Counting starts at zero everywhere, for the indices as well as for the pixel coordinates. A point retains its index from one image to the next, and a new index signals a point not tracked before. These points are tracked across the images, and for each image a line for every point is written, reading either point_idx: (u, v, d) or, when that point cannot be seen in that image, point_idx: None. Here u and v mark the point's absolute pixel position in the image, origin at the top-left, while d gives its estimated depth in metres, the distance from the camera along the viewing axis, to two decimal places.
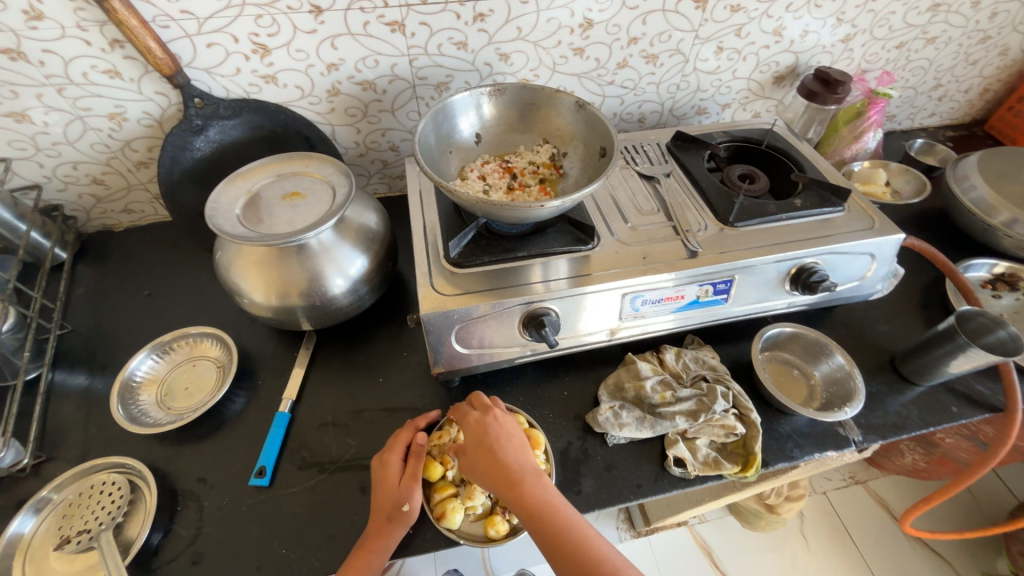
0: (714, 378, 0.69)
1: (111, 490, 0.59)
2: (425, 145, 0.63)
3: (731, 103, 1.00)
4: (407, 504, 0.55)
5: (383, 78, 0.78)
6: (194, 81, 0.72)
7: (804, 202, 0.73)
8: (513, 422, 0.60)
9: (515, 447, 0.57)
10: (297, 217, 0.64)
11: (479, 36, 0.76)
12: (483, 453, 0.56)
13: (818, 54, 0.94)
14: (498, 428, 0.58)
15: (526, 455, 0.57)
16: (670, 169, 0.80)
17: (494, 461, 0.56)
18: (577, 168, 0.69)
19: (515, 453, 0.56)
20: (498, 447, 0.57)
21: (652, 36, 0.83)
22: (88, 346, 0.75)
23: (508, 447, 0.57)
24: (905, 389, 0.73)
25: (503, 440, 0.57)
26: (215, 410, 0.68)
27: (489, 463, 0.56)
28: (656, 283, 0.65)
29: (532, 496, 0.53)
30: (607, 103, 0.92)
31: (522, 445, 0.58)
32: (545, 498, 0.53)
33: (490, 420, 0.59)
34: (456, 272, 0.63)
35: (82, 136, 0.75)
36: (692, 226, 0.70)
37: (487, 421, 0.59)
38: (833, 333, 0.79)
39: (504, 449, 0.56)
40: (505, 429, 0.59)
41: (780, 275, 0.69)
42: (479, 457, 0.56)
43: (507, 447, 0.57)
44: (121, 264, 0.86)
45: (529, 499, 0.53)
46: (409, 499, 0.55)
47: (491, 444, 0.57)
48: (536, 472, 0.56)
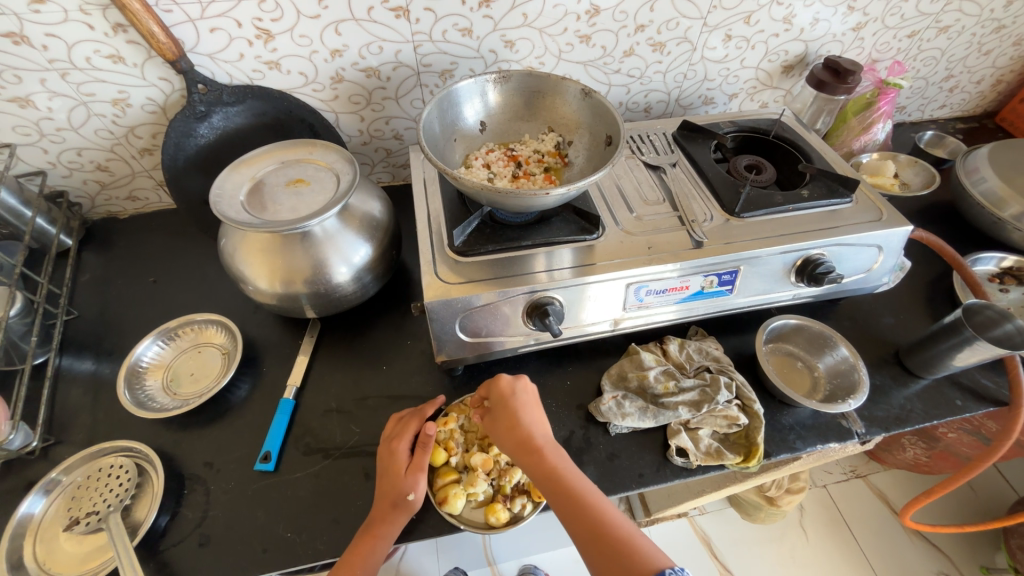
0: (718, 369, 0.69)
1: (118, 473, 0.60)
2: (429, 133, 0.63)
3: (739, 92, 0.99)
4: (412, 493, 0.55)
5: (387, 65, 0.77)
6: (197, 66, 0.72)
7: (812, 193, 0.72)
8: (537, 396, 0.61)
9: (536, 418, 0.58)
10: (301, 204, 0.63)
11: (484, 22, 0.75)
12: (506, 420, 0.58)
13: (828, 43, 0.93)
14: (524, 396, 0.59)
15: (547, 427, 0.58)
16: (676, 159, 0.79)
17: (516, 427, 0.57)
18: (582, 157, 0.69)
19: (537, 424, 0.58)
20: (522, 413, 0.58)
21: (659, 24, 0.82)
22: (94, 332, 0.76)
23: (531, 416, 0.58)
24: (909, 382, 0.73)
25: (527, 408, 0.58)
26: (220, 396, 0.69)
27: (511, 429, 0.57)
28: (661, 273, 0.64)
29: (550, 463, 0.54)
30: (613, 92, 0.92)
31: (543, 417, 0.59)
32: (563, 467, 0.54)
33: (516, 388, 0.60)
34: (460, 260, 0.63)
35: (86, 122, 0.74)
36: (697, 217, 0.70)
37: (517, 386, 0.60)
38: (838, 325, 0.79)
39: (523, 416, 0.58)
40: (530, 399, 0.60)
41: (786, 266, 0.69)
42: (503, 421, 0.58)
43: (529, 416, 0.58)
44: (126, 252, 0.86)
45: (547, 465, 0.54)
46: (413, 488, 0.55)
47: (516, 410, 0.58)
48: (555, 443, 0.57)
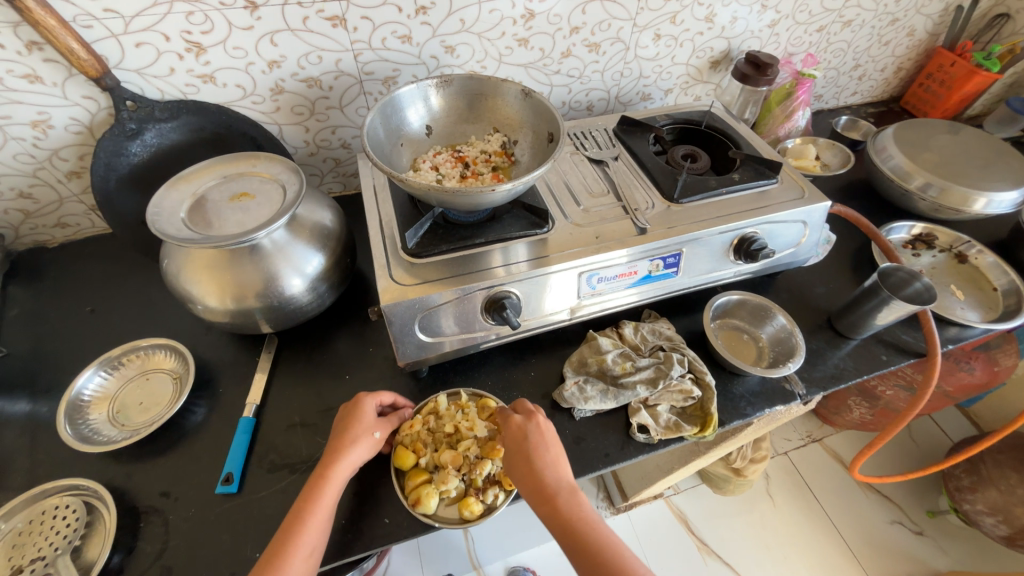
0: (671, 347, 0.73)
1: (66, 513, 0.57)
2: (374, 139, 0.63)
3: (673, 88, 1.05)
4: (379, 433, 0.58)
5: (328, 75, 0.77)
6: (124, 82, 0.69)
7: (742, 176, 0.78)
8: (552, 432, 0.60)
9: (553, 460, 0.58)
10: (249, 216, 0.63)
11: (423, 29, 0.77)
12: (520, 465, 0.57)
13: (748, 39, 1.00)
14: (538, 438, 0.59)
15: (563, 467, 0.58)
16: (618, 152, 0.83)
17: (531, 475, 0.56)
18: (528, 154, 0.71)
19: (553, 467, 0.57)
20: (536, 459, 0.57)
21: (592, 26, 0.86)
22: (28, 369, 0.71)
23: (547, 461, 0.57)
24: (841, 344, 0.80)
25: (543, 451, 0.58)
26: (175, 422, 0.66)
27: (527, 475, 0.56)
28: (610, 260, 0.68)
29: (565, 512, 0.54)
30: (555, 92, 0.95)
31: (560, 458, 0.58)
32: (577, 514, 0.54)
33: (531, 429, 0.59)
34: (415, 262, 0.63)
35: (3, 146, 0.70)
36: (640, 205, 0.74)
37: (530, 428, 0.59)
38: (777, 298, 0.85)
39: (541, 462, 0.57)
40: (546, 440, 0.59)
41: (725, 245, 0.74)
42: (517, 468, 0.57)
43: (545, 461, 0.57)
44: (58, 282, 0.81)
45: (563, 514, 0.54)
46: (382, 428, 0.59)
47: (530, 456, 0.57)
48: (570, 487, 0.56)
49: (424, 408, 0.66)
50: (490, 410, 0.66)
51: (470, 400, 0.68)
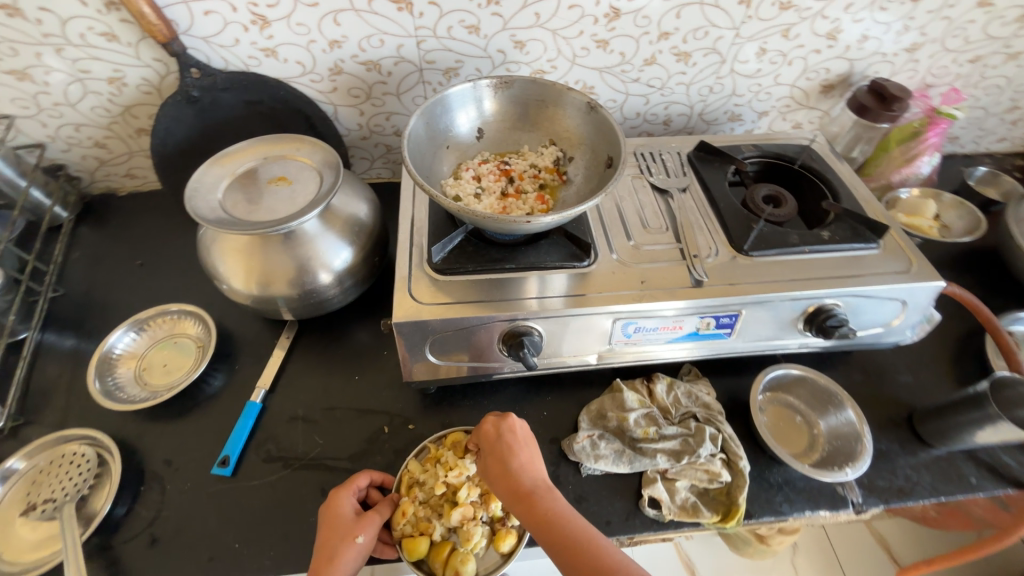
0: (705, 418, 0.64)
1: (80, 461, 0.60)
2: (415, 142, 0.58)
3: (770, 110, 0.90)
4: (363, 535, 0.52)
5: (388, 59, 0.73)
6: (191, 49, 0.69)
7: (833, 235, 0.66)
8: (527, 433, 0.57)
9: (527, 457, 0.55)
10: (282, 203, 0.61)
11: (493, 20, 0.70)
12: (494, 466, 0.55)
13: (877, 63, 0.84)
14: (511, 436, 0.56)
15: (540, 466, 0.55)
16: (688, 183, 0.73)
17: (505, 473, 0.54)
18: (581, 176, 0.64)
19: (527, 464, 0.54)
20: (509, 457, 0.55)
21: (686, 32, 0.75)
22: (78, 310, 0.76)
23: (520, 458, 0.55)
24: (919, 451, 0.67)
25: (517, 448, 0.55)
26: (191, 391, 0.68)
27: (501, 473, 0.54)
28: (653, 312, 0.59)
29: (541, 509, 0.50)
30: (630, 102, 0.85)
31: (534, 457, 0.55)
32: (556, 510, 0.50)
33: (504, 428, 0.57)
34: (439, 279, 0.59)
35: (82, 98, 0.73)
36: (701, 251, 0.64)
37: (502, 428, 0.57)
38: (849, 380, 0.72)
39: (514, 458, 0.54)
40: (519, 438, 0.56)
41: (794, 314, 0.63)
42: (492, 468, 0.55)
43: (518, 456, 0.55)
44: (120, 229, 0.86)
45: (539, 511, 0.50)
46: (365, 530, 0.53)
47: (504, 453, 0.55)
48: (547, 485, 0.53)
49: (400, 483, 0.59)
50: (463, 443, 0.61)
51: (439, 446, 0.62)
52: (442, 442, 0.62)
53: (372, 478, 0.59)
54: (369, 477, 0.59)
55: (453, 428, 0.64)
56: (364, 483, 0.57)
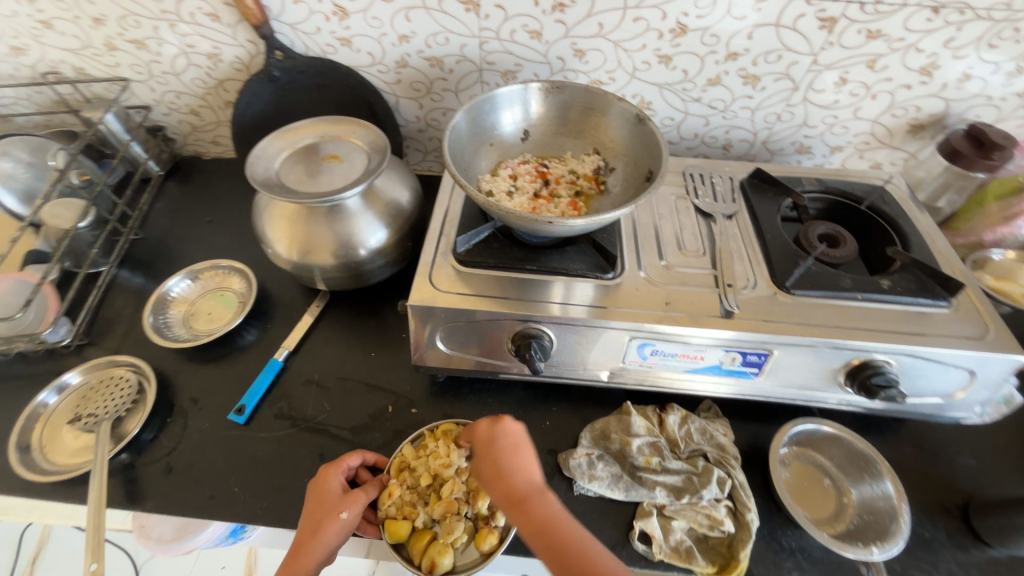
0: (716, 460, 0.60)
1: (123, 385, 0.67)
2: (458, 136, 0.60)
3: (846, 146, 0.83)
4: (346, 512, 0.53)
5: (451, 57, 0.76)
6: (279, 33, 0.76)
7: (894, 285, 0.59)
8: (523, 436, 0.56)
9: (522, 462, 0.54)
10: (329, 179, 0.65)
11: (556, 27, 0.71)
12: (489, 468, 0.54)
13: (979, 106, 0.75)
14: (506, 442, 0.55)
15: (536, 469, 0.54)
16: (736, 210, 0.69)
17: (500, 477, 0.52)
18: (619, 187, 0.63)
19: (522, 468, 0.53)
20: (505, 462, 0.53)
21: (756, 54, 0.72)
22: (150, 253, 0.85)
23: (516, 462, 0.53)
24: (971, 547, 0.57)
25: (512, 453, 0.54)
26: (226, 340, 0.73)
27: (496, 476, 0.53)
28: (673, 336, 0.56)
29: (536, 515, 0.49)
30: (689, 121, 0.82)
31: (529, 461, 0.54)
32: (551, 517, 0.49)
33: (498, 432, 0.55)
34: (460, 269, 0.60)
35: (185, 70, 0.83)
36: (737, 282, 0.60)
37: (497, 431, 0.56)
38: (895, 451, 0.64)
39: (509, 462, 0.53)
40: (514, 443, 0.55)
41: (834, 364, 0.57)
42: (487, 471, 0.54)
43: (513, 461, 0.53)
44: (198, 188, 0.95)
45: (534, 516, 0.49)
46: (350, 507, 0.54)
47: (500, 456, 0.54)
48: (542, 489, 0.52)
49: (390, 465, 0.59)
50: (454, 433, 0.61)
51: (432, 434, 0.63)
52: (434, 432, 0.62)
53: (364, 458, 0.60)
54: (358, 457, 0.59)
55: (450, 419, 0.64)
56: (354, 463, 0.58)
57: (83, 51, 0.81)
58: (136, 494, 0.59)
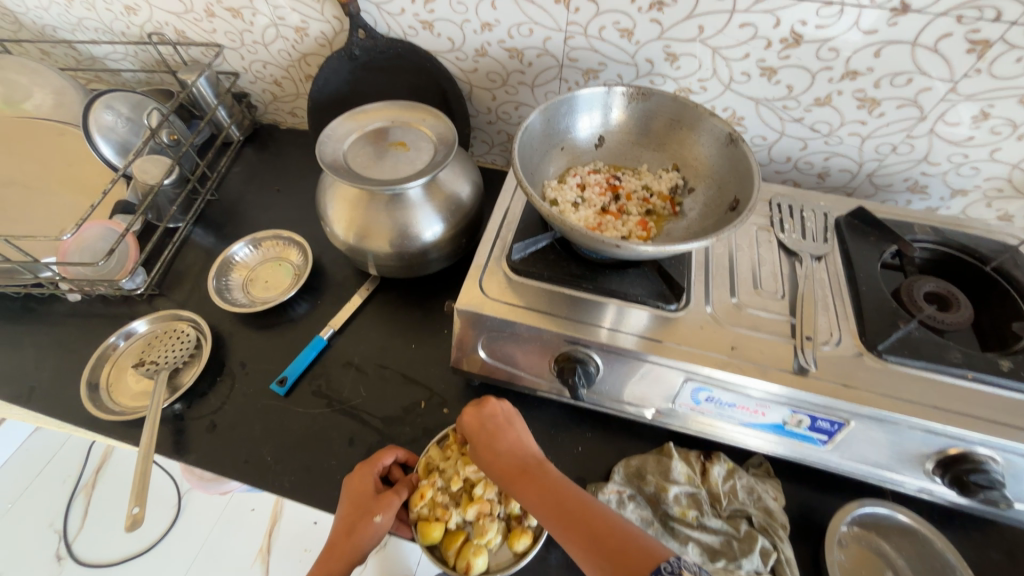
0: (762, 526, 0.54)
1: (182, 339, 0.71)
2: (529, 137, 0.57)
3: (971, 190, 0.72)
4: (380, 515, 0.53)
5: (532, 50, 0.72)
6: (364, 12, 0.76)
7: (1016, 369, 0.50)
8: (511, 414, 0.57)
9: (514, 437, 0.55)
10: (393, 167, 0.64)
11: (650, 27, 0.65)
12: (482, 446, 0.54)
13: None
14: (494, 420, 0.56)
15: (531, 443, 0.55)
16: (826, 251, 0.61)
17: (495, 453, 0.53)
18: (696, 212, 0.58)
19: (516, 445, 0.53)
20: (498, 439, 0.54)
21: (881, 75, 0.62)
22: (221, 215, 0.89)
23: (508, 438, 0.54)
24: None
25: (503, 431, 0.55)
26: (278, 310, 0.75)
27: (490, 453, 0.53)
28: (734, 386, 0.51)
29: (535, 484, 0.49)
30: (783, 142, 0.74)
31: (523, 436, 0.55)
32: (552, 483, 0.49)
33: (485, 415, 0.56)
34: (512, 277, 0.58)
35: (273, 41, 0.85)
36: (817, 335, 0.53)
37: (484, 411, 0.57)
38: (979, 556, 0.55)
39: (502, 438, 0.54)
40: (503, 421, 0.56)
41: (923, 449, 0.50)
42: (480, 453, 0.54)
43: (506, 439, 0.54)
44: (272, 156, 0.99)
45: (534, 486, 0.49)
46: (384, 511, 0.54)
47: (490, 436, 0.55)
48: (539, 461, 0.52)
49: (420, 465, 0.59)
50: None
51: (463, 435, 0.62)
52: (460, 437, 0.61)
53: (395, 455, 0.59)
54: (388, 455, 0.59)
55: None
56: (385, 462, 0.58)
57: (185, 15, 0.85)
58: (182, 446, 0.63)
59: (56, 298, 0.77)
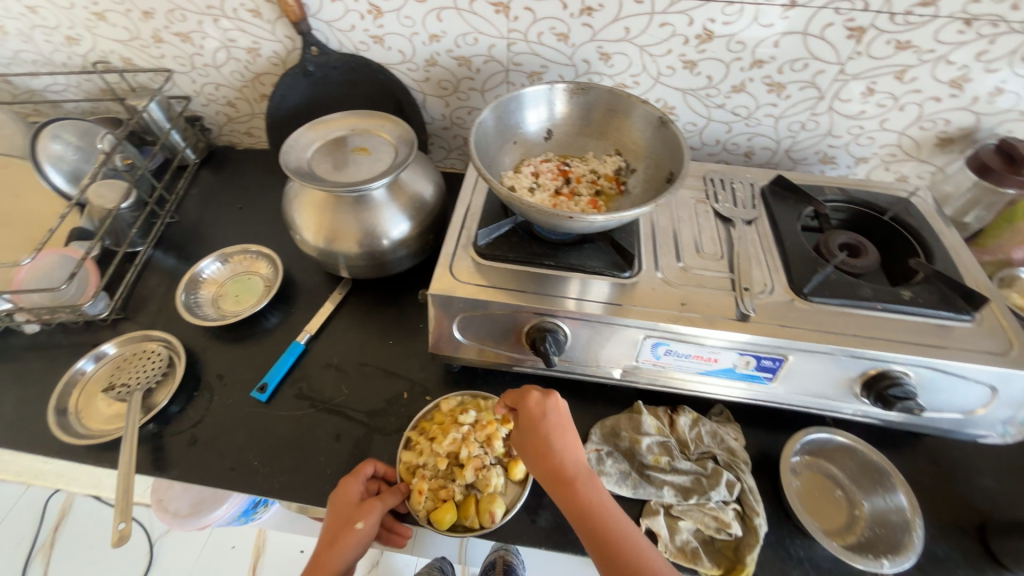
0: (727, 463, 0.60)
1: (155, 358, 0.71)
2: (483, 132, 0.62)
3: (871, 157, 0.83)
4: (361, 522, 0.55)
5: (479, 57, 0.78)
6: (316, 30, 0.79)
7: (915, 297, 0.59)
8: (568, 417, 0.56)
9: (568, 441, 0.54)
10: (356, 171, 0.68)
11: (583, 30, 0.72)
12: (535, 446, 0.54)
13: (1011, 121, 0.73)
14: (552, 421, 0.54)
15: (580, 451, 0.54)
16: (755, 216, 0.69)
17: (546, 455, 0.53)
18: (639, 188, 0.65)
19: (569, 451, 0.53)
20: (553, 441, 0.53)
21: (782, 62, 0.72)
22: (183, 236, 0.89)
23: (562, 442, 0.53)
24: (987, 569, 0.56)
25: (559, 433, 0.54)
26: (251, 321, 0.76)
27: (542, 455, 0.53)
28: (687, 337, 0.57)
29: (581, 495, 0.50)
30: (711, 127, 0.83)
31: (577, 441, 0.54)
32: (596, 499, 0.50)
33: (545, 414, 0.55)
34: (480, 262, 0.62)
35: (225, 63, 0.87)
36: (754, 286, 0.60)
37: (547, 407, 0.55)
38: (911, 467, 0.63)
39: (557, 442, 0.53)
40: (562, 422, 0.55)
41: (850, 373, 0.57)
42: (533, 448, 0.54)
43: (559, 443, 0.53)
44: (231, 177, 0.99)
45: (579, 499, 0.50)
46: (365, 518, 0.55)
47: (547, 435, 0.54)
48: (588, 472, 0.52)
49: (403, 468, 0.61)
50: (442, 417, 0.64)
51: (427, 418, 0.65)
52: (421, 431, 0.63)
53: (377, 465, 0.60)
54: (369, 466, 0.59)
55: (445, 396, 0.67)
56: (369, 472, 0.59)
57: (132, 42, 0.85)
58: (161, 462, 0.62)
59: (12, 332, 0.74)
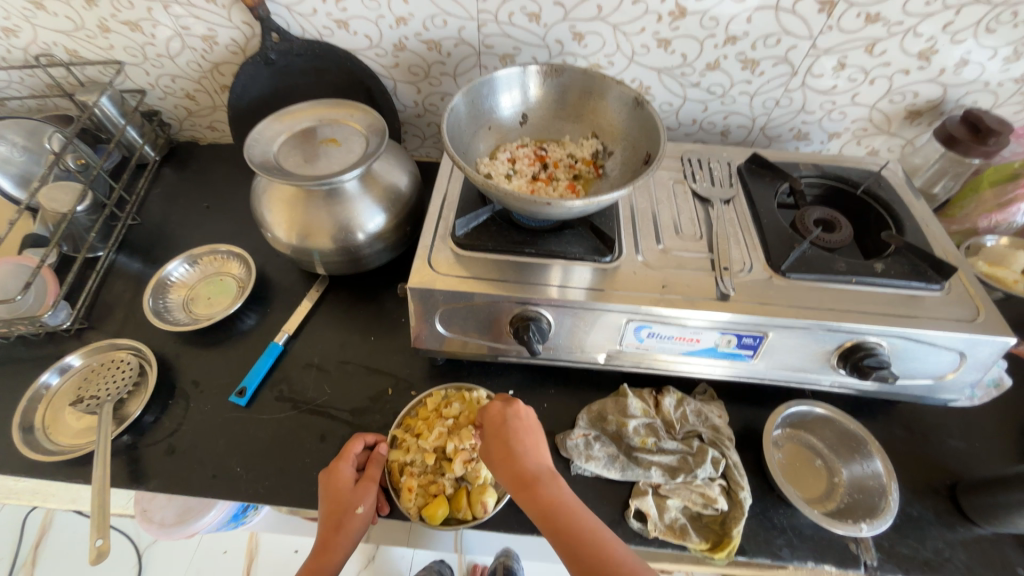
0: (711, 440, 0.61)
1: (124, 367, 0.68)
2: (456, 118, 0.60)
3: (843, 132, 0.84)
4: (362, 506, 0.55)
5: (449, 40, 0.76)
6: (275, 15, 0.75)
7: (888, 269, 0.60)
8: (532, 421, 0.57)
9: (531, 444, 0.55)
10: (327, 163, 0.65)
11: (554, 10, 0.70)
12: (499, 450, 0.54)
13: (975, 92, 0.75)
14: (516, 424, 0.56)
15: (545, 455, 0.55)
16: (732, 195, 0.69)
17: (510, 458, 0.53)
18: (617, 170, 0.64)
19: (534, 452, 0.54)
20: (516, 444, 0.54)
21: (755, 38, 0.71)
22: (147, 238, 0.85)
23: (526, 444, 0.54)
24: (957, 525, 0.59)
25: (522, 436, 0.55)
26: (226, 324, 0.73)
27: (506, 459, 0.53)
28: (669, 319, 0.57)
29: (544, 495, 0.50)
30: (687, 106, 0.82)
31: (539, 444, 0.55)
32: (562, 498, 0.50)
33: (509, 417, 0.56)
34: (459, 253, 0.61)
35: (180, 53, 0.82)
36: (733, 264, 0.61)
37: (508, 413, 0.57)
38: (886, 433, 0.65)
39: (519, 444, 0.54)
40: (523, 426, 0.56)
41: (828, 347, 0.58)
42: (495, 453, 0.54)
43: (522, 446, 0.54)
44: (195, 174, 0.95)
45: (544, 499, 0.50)
46: (364, 500, 0.55)
47: (510, 440, 0.55)
48: (551, 472, 0.53)
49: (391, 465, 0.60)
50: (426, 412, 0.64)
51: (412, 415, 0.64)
52: (406, 428, 0.63)
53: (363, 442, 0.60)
54: (353, 445, 0.59)
55: (428, 391, 0.66)
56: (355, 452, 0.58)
57: (76, 33, 0.80)
58: (139, 474, 0.60)
59: None
